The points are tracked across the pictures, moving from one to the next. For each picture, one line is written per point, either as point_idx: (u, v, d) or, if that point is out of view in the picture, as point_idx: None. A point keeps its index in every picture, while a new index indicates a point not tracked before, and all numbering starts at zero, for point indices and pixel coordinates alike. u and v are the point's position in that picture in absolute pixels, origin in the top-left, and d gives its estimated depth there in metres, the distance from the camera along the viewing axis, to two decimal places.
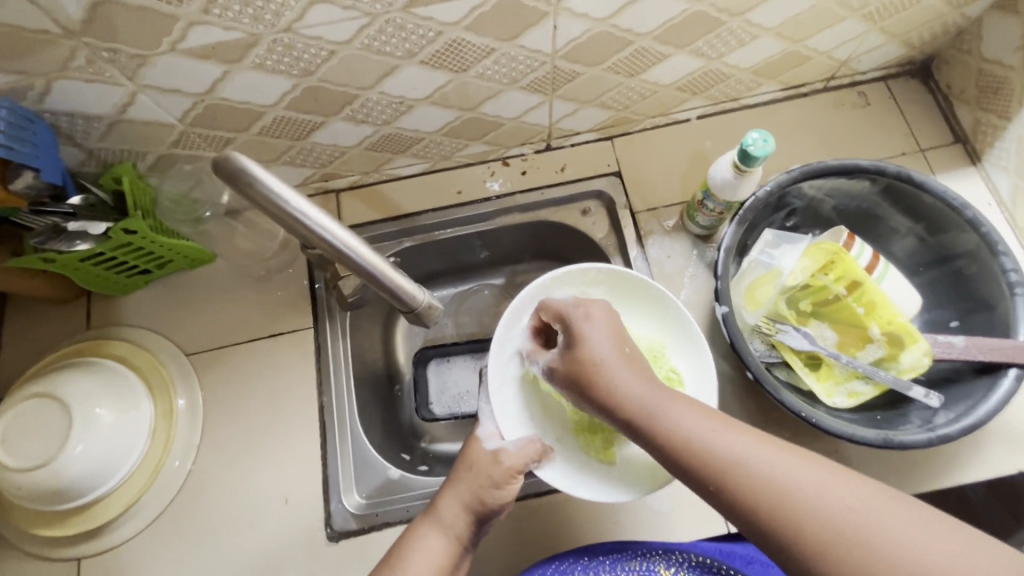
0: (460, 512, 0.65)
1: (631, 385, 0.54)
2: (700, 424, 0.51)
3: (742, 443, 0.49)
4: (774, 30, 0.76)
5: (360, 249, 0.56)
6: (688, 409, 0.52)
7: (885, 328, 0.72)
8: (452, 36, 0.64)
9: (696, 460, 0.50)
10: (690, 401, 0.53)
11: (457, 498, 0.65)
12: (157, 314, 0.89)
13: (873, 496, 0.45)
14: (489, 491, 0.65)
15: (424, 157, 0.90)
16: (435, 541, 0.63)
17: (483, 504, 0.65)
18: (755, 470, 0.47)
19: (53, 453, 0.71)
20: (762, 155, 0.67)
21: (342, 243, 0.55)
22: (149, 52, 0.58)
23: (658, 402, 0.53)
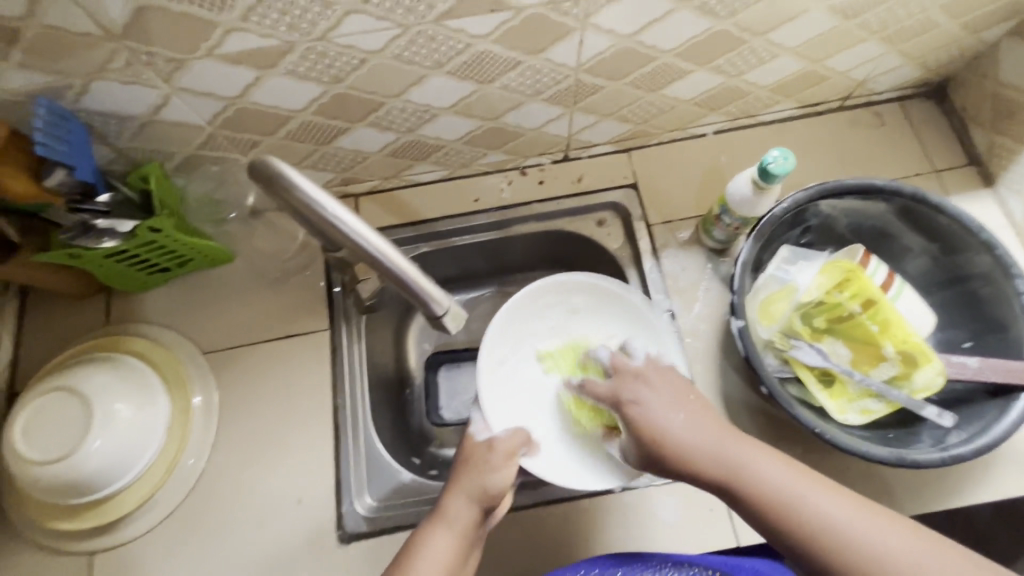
0: (466, 505, 0.66)
1: (713, 453, 0.59)
2: (782, 484, 0.57)
3: (822, 502, 0.55)
4: (794, 50, 0.77)
5: (393, 255, 0.54)
6: (771, 470, 0.58)
7: (899, 346, 0.73)
8: (480, 48, 0.65)
9: (785, 523, 0.55)
10: (767, 457, 0.59)
11: (459, 491, 0.67)
12: (174, 312, 0.90)
13: (940, 550, 0.52)
14: (489, 479, 0.68)
15: (443, 164, 0.91)
16: (445, 536, 0.64)
17: (486, 492, 0.67)
18: (837, 529, 0.54)
19: (73, 447, 0.72)
20: (781, 172, 0.68)
21: (373, 246, 0.53)
22: (186, 57, 0.60)
23: (739, 464, 0.59)
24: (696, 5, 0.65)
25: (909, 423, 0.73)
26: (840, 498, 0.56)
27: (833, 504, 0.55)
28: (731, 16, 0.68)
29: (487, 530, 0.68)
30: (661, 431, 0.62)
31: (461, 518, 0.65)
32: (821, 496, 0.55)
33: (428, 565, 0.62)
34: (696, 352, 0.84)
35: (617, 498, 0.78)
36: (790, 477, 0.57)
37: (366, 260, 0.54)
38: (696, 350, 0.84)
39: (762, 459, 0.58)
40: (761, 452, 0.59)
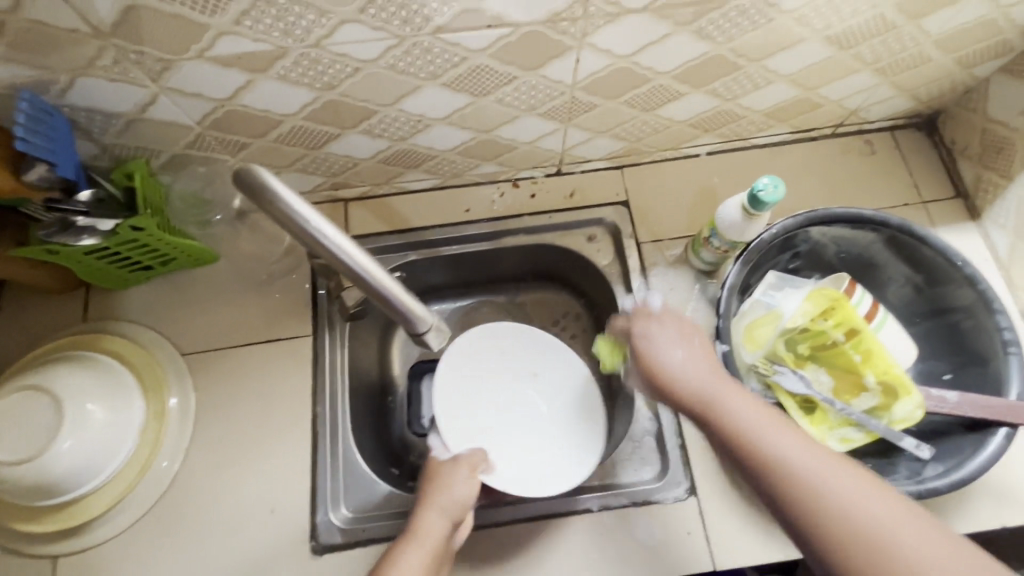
0: (437, 521, 0.68)
1: (693, 386, 0.61)
2: (756, 423, 0.56)
3: (791, 446, 0.54)
4: (789, 78, 0.78)
5: (380, 274, 0.54)
6: (743, 409, 0.58)
7: (880, 378, 0.72)
8: (476, 62, 0.65)
9: (752, 459, 0.55)
10: (744, 398, 0.59)
11: (430, 508, 0.69)
12: (155, 312, 0.89)
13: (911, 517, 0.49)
14: (456, 495, 0.71)
15: (435, 173, 0.91)
16: (418, 552, 0.65)
17: (454, 507, 0.70)
18: (804, 474, 0.52)
19: (41, 448, 0.70)
20: (771, 201, 0.68)
21: (361, 266, 0.52)
22: (176, 57, 0.59)
23: (719, 399, 0.59)
24: (693, 30, 0.65)
25: (888, 454, 0.73)
26: (815, 449, 0.54)
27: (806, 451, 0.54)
28: (728, 42, 0.68)
29: (455, 543, 0.72)
30: (655, 359, 0.65)
31: (432, 533, 0.67)
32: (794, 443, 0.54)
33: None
34: None
35: (595, 517, 0.78)
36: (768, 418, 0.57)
37: (351, 279, 0.53)
38: None
39: (745, 399, 0.58)
40: (739, 394, 0.59)
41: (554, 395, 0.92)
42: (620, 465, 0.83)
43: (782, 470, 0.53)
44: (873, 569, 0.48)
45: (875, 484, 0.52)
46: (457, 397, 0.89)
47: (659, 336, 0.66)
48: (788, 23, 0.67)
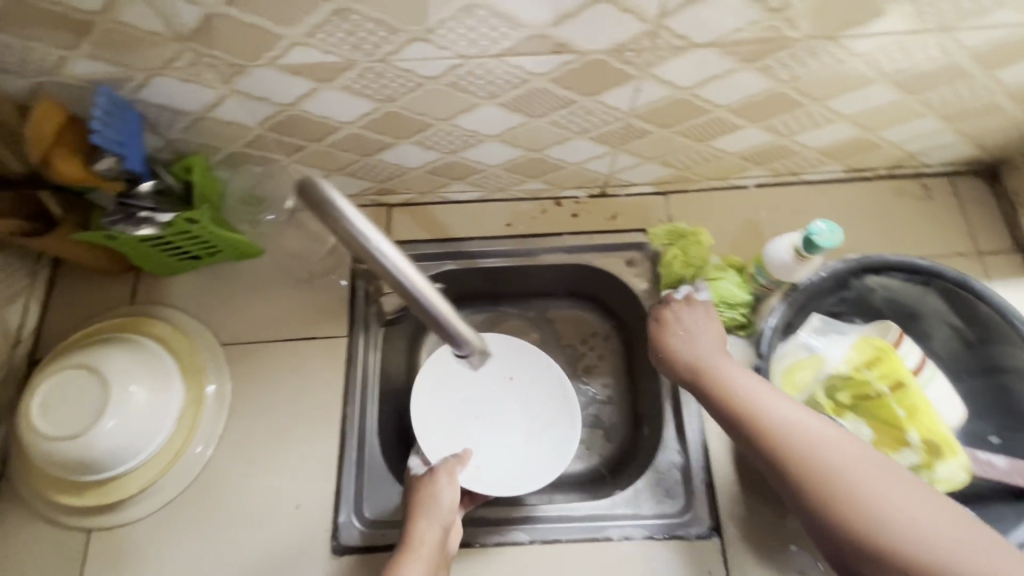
0: (430, 530, 0.72)
1: (697, 360, 0.73)
2: (767, 400, 0.65)
3: (791, 416, 0.63)
4: (850, 118, 0.76)
5: (431, 292, 0.50)
6: (741, 379, 0.68)
7: (925, 435, 0.70)
8: (536, 85, 0.65)
9: (755, 425, 0.64)
10: (745, 372, 0.69)
11: (422, 520, 0.73)
12: (199, 300, 0.91)
13: (897, 474, 0.58)
14: (444, 503, 0.75)
15: (480, 186, 0.91)
16: (417, 564, 0.69)
17: (445, 515, 0.74)
18: (799, 436, 0.61)
19: (87, 426, 0.73)
20: (827, 245, 0.67)
21: (412, 284, 0.49)
22: (247, 63, 0.60)
23: (731, 373, 0.69)
24: (759, 68, 0.64)
25: None
26: (816, 418, 0.63)
27: (799, 419, 0.63)
28: (793, 80, 0.67)
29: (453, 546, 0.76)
30: (677, 342, 0.76)
31: (428, 545, 0.71)
32: (788, 411, 0.64)
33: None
34: None
35: (615, 545, 0.78)
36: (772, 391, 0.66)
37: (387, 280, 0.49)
38: None
39: (744, 373, 0.69)
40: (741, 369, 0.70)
41: (526, 401, 0.90)
42: (645, 496, 0.81)
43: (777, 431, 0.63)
44: (841, 511, 0.57)
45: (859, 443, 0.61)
46: (430, 400, 0.88)
47: (674, 319, 0.78)
48: (857, 66, 0.65)
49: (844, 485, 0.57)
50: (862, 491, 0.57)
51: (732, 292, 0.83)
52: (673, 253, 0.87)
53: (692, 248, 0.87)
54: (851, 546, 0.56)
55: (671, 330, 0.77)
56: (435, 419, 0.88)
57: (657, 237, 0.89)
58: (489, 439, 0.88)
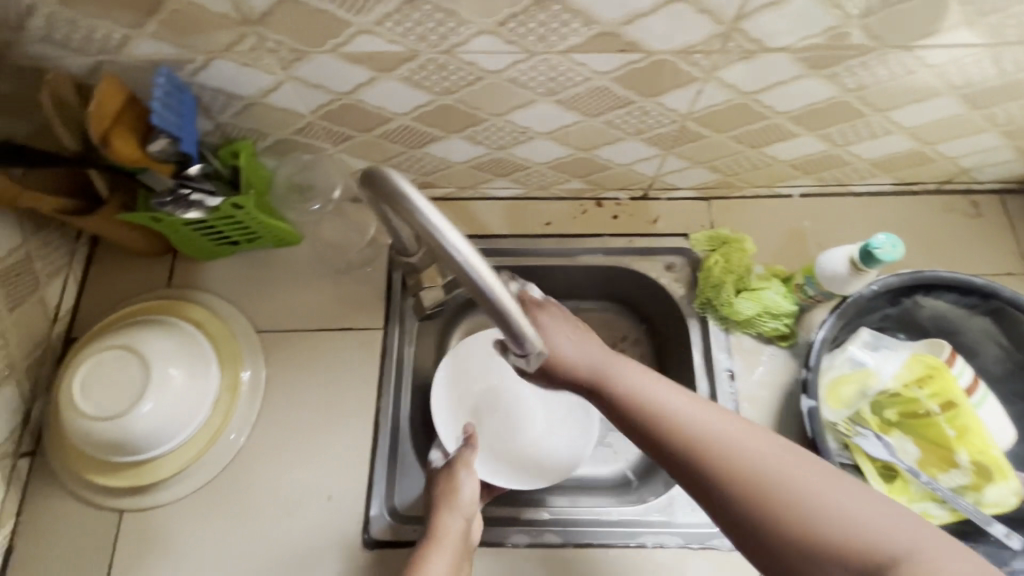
0: (454, 522, 0.71)
1: (590, 370, 0.65)
2: (644, 390, 0.62)
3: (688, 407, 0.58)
4: (909, 130, 0.75)
5: (505, 296, 0.48)
6: (632, 379, 0.63)
7: (974, 457, 0.69)
8: (597, 83, 0.64)
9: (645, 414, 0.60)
10: (629, 369, 0.64)
11: (444, 512, 0.72)
12: (235, 286, 0.91)
13: (771, 441, 0.54)
14: (465, 494, 0.74)
15: (522, 183, 0.90)
16: (443, 557, 0.68)
17: (466, 505, 0.73)
18: (713, 441, 0.55)
19: (126, 407, 0.73)
20: (887, 259, 0.66)
21: (489, 287, 0.47)
22: (311, 50, 0.60)
23: (607, 369, 0.65)
24: (825, 75, 0.63)
25: (965, 537, 0.70)
26: (717, 413, 0.57)
27: (691, 406, 0.58)
28: (858, 89, 0.66)
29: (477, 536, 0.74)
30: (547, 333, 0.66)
31: (451, 537, 0.70)
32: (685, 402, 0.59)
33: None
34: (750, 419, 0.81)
35: (649, 553, 0.77)
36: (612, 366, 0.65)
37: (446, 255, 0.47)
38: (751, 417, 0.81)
39: (628, 369, 0.64)
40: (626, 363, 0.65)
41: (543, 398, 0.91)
42: (680, 504, 0.80)
43: (692, 439, 0.56)
44: (774, 513, 0.50)
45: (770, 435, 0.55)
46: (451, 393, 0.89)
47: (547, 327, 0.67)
48: (926, 77, 0.64)
49: (728, 463, 0.53)
50: (769, 470, 0.52)
51: (778, 303, 0.82)
52: (715, 258, 0.86)
53: (735, 253, 0.85)
54: (770, 529, 0.50)
55: (548, 336, 0.67)
56: (455, 410, 0.88)
57: (699, 242, 0.89)
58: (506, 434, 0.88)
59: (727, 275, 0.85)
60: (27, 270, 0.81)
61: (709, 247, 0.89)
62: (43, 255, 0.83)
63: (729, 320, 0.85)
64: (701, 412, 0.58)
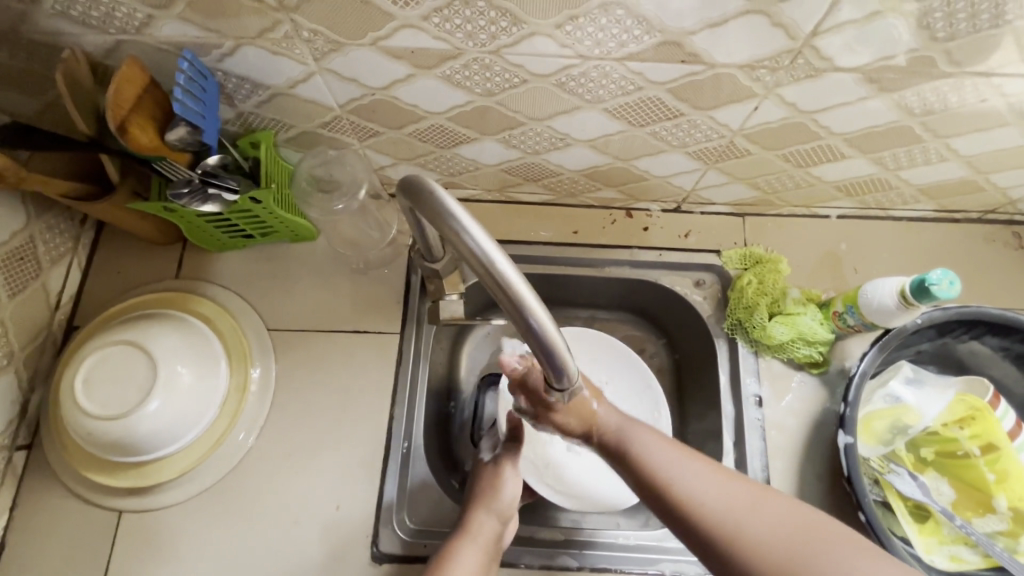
0: (489, 519, 0.70)
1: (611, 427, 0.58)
2: (657, 454, 0.55)
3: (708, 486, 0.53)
4: (966, 159, 0.71)
5: (545, 319, 0.44)
6: (647, 441, 0.56)
7: (1013, 504, 0.67)
8: (649, 94, 0.60)
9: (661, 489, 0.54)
10: (647, 428, 0.58)
11: (482, 507, 0.71)
12: (246, 280, 0.87)
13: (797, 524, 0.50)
14: (507, 494, 0.73)
15: (551, 189, 0.86)
16: (474, 551, 0.67)
17: (503, 507, 0.71)
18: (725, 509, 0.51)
19: (130, 407, 0.69)
20: (943, 297, 0.63)
21: (530, 311, 0.43)
22: (348, 42, 0.56)
23: (629, 431, 0.57)
24: (892, 99, 0.60)
25: None
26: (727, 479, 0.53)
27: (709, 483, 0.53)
28: (923, 115, 0.63)
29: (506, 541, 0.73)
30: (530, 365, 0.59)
31: (485, 533, 0.69)
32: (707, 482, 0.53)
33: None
34: (777, 448, 0.78)
35: None
36: (624, 425, 0.58)
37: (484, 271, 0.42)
38: (777, 445, 0.78)
39: (649, 432, 0.57)
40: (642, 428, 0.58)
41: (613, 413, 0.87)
42: None
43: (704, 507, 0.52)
44: None
45: (782, 500, 0.52)
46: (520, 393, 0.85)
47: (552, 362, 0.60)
48: (997, 106, 0.61)
49: (760, 551, 0.49)
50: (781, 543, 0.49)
51: (813, 329, 0.78)
52: (749, 277, 0.82)
53: (769, 274, 0.82)
54: None
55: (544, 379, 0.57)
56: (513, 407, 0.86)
57: (731, 260, 0.85)
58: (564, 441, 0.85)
59: (760, 297, 0.81)
60: (30, 254, 0.77)
61: (742, 266, 0.85)
62: (47, 240, 0.79)
63: (760, 343, 0.82)
64: (716, 480, 0.53)
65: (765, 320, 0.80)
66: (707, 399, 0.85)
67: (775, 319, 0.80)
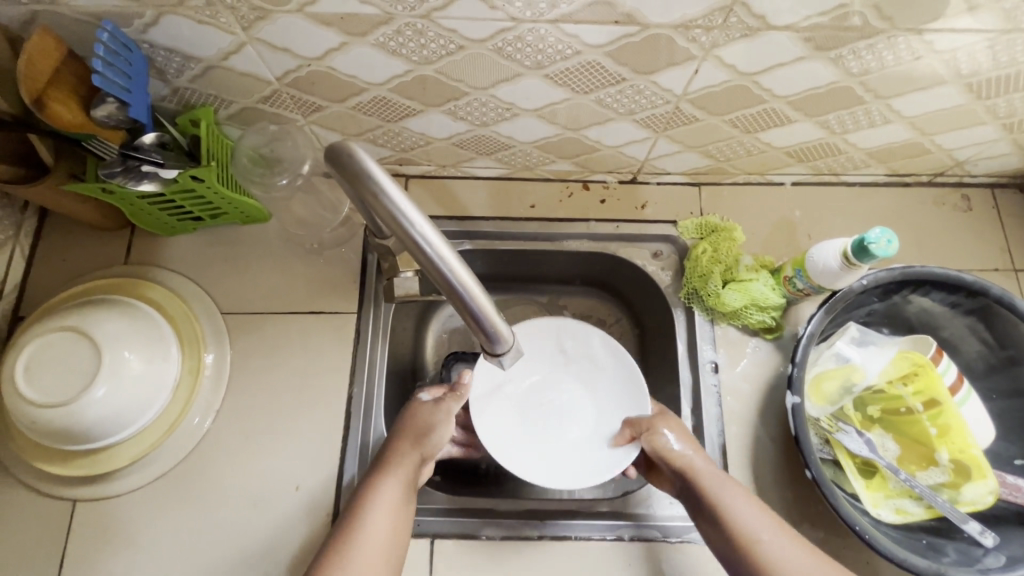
0: (409, 457, 0.68)
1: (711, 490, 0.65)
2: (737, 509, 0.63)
3: (742, 505, 0.64)
4: (909, 120, 0.72)
5: (478, 292, 0.47)
6: (731, 498, 0.64)
7: (954, 455, 0.70)
8: (589, 58, 0.60)
9: (715, 513, 0.64)
10: (733, 486, 0.65)
11: (404, 445, 0.69)
12: (198, 264, 0.85)
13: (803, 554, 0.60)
14: (423, 438, 0.70)
15: (505, 163, 0.85)
16: (389, 490, 0.65)
17: (428, 448, 0.70)
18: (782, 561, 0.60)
19: (75, 394, 0.68)
20: (882, 254, 0.65)
21: (461, 283, 0.45)
22: (274, 8, 0.55)
23: (714, 481, 0.66)
24: (829, 58, 0.61)
25: (939, 533, 0.70)
26: (754, 509, 0.64)
27: (748, 506, 0.64)
28: (862, 74, 0.63)
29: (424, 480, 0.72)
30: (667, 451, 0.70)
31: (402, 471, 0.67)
32: (749, 509, 0.63)
33: (377, 514, 0.64)
34: (732, 413, 0.79)
35: (624, 546, 0.75)
36: (710, 470, 0.67)
37: (418, 257, 0.44)
38: (733, 410, 0.79)
39: (732, 490, 0.65)
40: (731, 487, 0.65)
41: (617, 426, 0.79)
42: (658, 497, 0.78)
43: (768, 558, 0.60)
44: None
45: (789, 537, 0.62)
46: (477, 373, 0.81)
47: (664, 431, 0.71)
48: (932, 64, 0.62)
49: None
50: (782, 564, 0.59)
51: (766, 295, 0.79)
52: (701, 245, 0.83)
53: (720, 239, 0.83)
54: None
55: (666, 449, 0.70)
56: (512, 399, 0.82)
57: (688, 230, 0.85)
58: (550, 416, 0.82)
59: (711, 263, 0.82)
60: None
61: (698, 235, 0.85)
62: None
63: (716, 311, 0.82)
64: (763, 522, 0.62)
65: (716, 287, 0.81)
66: (665, 368, 0.86)
67: (724, 286, 0.81)
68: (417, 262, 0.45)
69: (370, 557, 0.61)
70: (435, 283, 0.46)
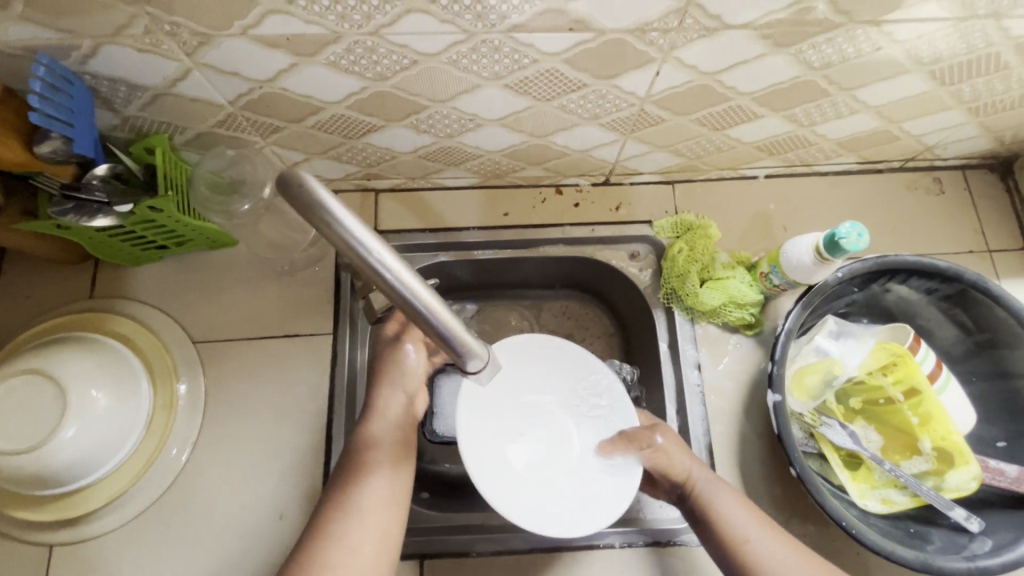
0: (393, 397, 0.68)
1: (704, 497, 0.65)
2: (738, 517, 0.63)
3: (737, 509, 0.64)
4: (875, 109, 0.72)
5: (444, 312, 0.45)
6: (728, 505, 0.64)
7: (936, 443, 0.70)
8: (547, 65, 0.59)
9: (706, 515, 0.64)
10: (731, 493, 0.65)
11: (385, 385, 0.69)
12: (166, 292, 0.83)
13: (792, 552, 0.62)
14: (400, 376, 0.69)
15: (475, 172, 0.83)
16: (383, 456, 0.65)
17: (411, 384, 0.69)
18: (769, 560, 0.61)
19: (43, 438, 0.65)
20: (852, 249, 0.65)
21: (426, 306, 0.44)
22: (215, 33, 0.53)
23: (712, 487, 0.65)
24: (789, 53, 0.60)
25: (924, 521, 0.70)
26: (758, 523, 0.63)
27: (742, 510, 0.64)
28: (824, 67, 0.63)
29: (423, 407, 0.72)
30: (673, 462, 0.67)
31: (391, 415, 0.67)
32: (738, 508, 0.64)
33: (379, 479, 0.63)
34: (717, 412, 0.79)
35: (615, 553, 0.75)
36: (710, 481, 0.66)
37: (379, 282, 0.43)
38: (717, 409, 0.79)
39: (733, 500, 0.64)
40: (728, 495, 0.65)
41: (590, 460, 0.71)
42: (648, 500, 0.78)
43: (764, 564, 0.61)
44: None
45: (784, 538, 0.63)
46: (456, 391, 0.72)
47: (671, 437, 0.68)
48: (892, 53, 0.62)
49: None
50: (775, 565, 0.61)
51: (744, 292, 0.79)
52: (677, 244, 0.82)
53: (697, 238, 0.82)
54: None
55: (671, 463, 0.67)
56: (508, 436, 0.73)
57: (664, 228, 0.84)
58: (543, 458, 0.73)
59: (688, 263, 0.81)
60: None
61: (673, 234, 0.84)
62: None
63: (695, 310, 0.81)
64: (760, 529, 0.63)
65: (694, 287, 0.80)
66: (648, 369, 0.85)
67: (703, 287, 0.80)
68: (379, 288, 0.44)
69: (373, 531, 0.60)
70: (399, 308, 0.45)
